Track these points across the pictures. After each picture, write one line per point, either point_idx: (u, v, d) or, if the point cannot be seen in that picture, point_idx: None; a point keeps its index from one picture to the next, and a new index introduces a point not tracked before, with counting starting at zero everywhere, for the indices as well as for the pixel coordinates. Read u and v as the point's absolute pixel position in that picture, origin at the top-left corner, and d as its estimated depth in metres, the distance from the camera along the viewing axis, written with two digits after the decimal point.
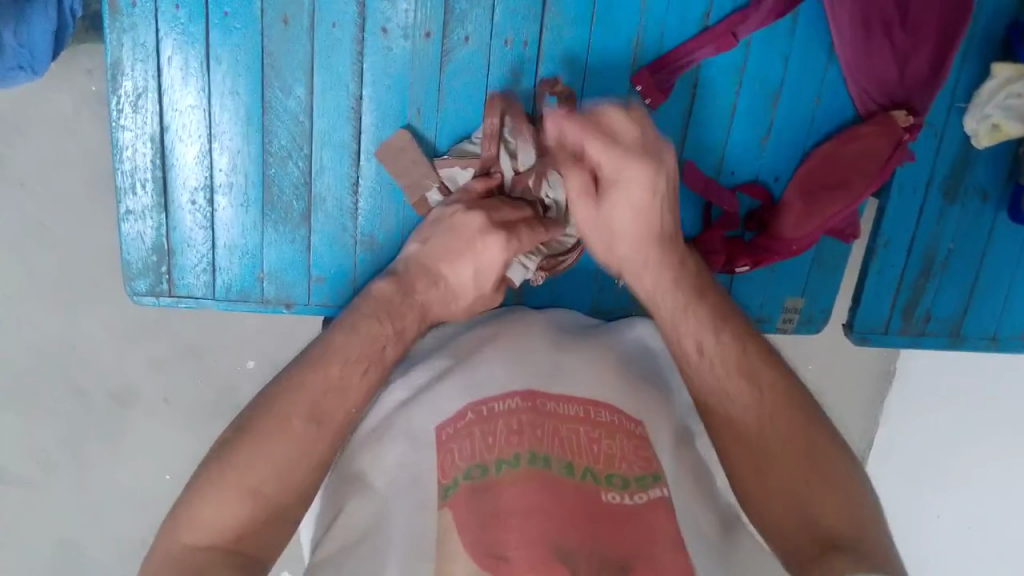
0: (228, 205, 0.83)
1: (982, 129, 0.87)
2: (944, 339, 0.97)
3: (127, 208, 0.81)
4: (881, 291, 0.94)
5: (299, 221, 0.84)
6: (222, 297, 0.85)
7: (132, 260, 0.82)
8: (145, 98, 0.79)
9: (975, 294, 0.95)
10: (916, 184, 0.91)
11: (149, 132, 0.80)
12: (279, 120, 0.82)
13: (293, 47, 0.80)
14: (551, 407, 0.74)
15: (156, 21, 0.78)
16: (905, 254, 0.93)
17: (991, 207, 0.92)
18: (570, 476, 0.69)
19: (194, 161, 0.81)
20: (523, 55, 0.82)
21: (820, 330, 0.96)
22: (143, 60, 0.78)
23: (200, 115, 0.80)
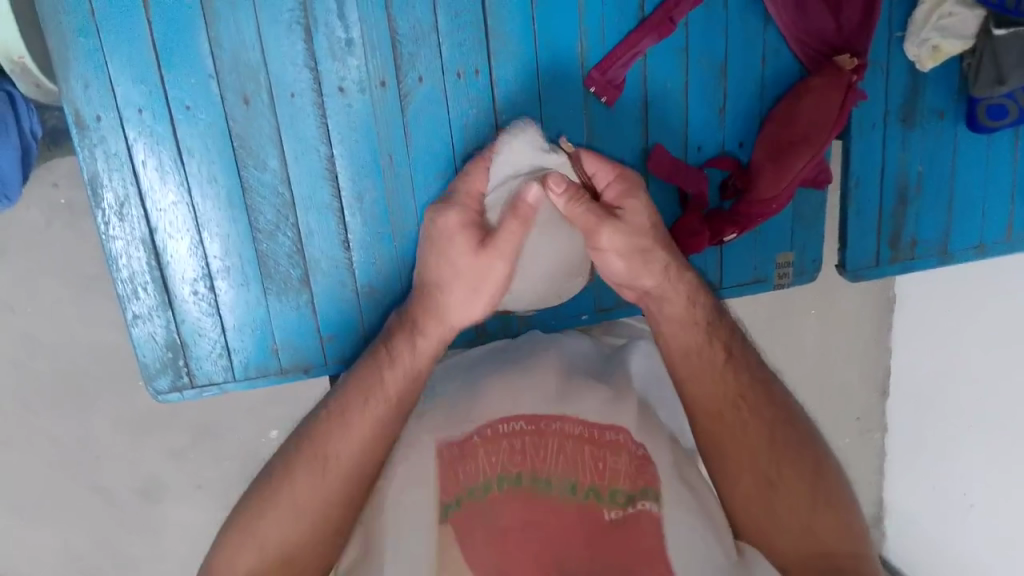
0: (229, 287, 0.86)
1: (923, 53, 0.90)
2: (934, 259, 1.00)
3: (134, 312, 0.85)
4: (864, 229, 0.97)
5: (300, 287, 0.87)
6: (241, 376, 0.88)
7: (149, 360, 0.86)
8: (129, 205, 0.82)
9: (953, 208, 0.98)
10: (873, 120, 0.94)
11: (139, 237, 0.83)
12: (261, 198, 0.84)
13: (259, 124, 0.82)
14: (556, 426, 0.81)
15: (123, 129, 0.79)
16: (879, 189, 0.96)
17: (950, 124, 0.96)
18: (574, 495, 0.76)
19: (188, 254, 0.84)
20: (478, 84, 0.85)
21: (813, 279, 0.99)
22: (119, 169, 0.80)
23: (184, 209, 0.83)
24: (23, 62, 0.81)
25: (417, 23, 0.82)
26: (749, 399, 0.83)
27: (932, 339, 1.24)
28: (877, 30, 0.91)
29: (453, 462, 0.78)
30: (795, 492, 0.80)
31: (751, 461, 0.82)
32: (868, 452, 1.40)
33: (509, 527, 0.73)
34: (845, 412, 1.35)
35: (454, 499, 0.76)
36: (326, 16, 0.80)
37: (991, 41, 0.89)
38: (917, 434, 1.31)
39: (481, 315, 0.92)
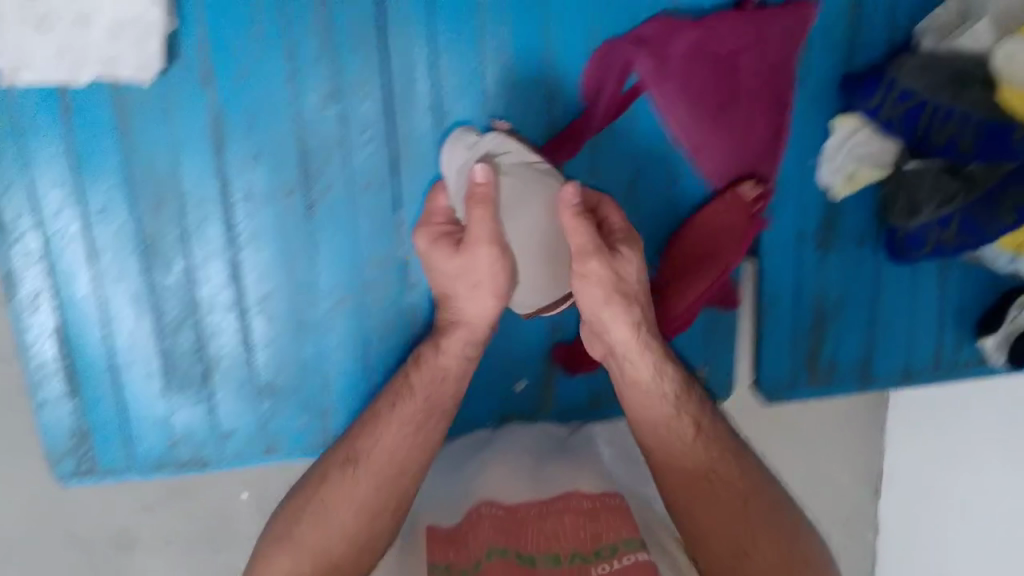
0: (149, 379, 0.97)
1: (838, 179, 1.01)
2: (852, 381, 1.09)
3: (42, 399, 0.96)
4: (780, 349, 1.07)
5: (201, 385, 0.98)
6: (144, 463, 0.99)
7: (52, 446, 0.97)
8: (48, 301, 0.94)
9: (874, 331, 1.08)
10: (788, 243, 1.04)
11: (53, 329, 0.94)
12: (169, 302, 0.95)
13: (161, 237, 0.93)
14: (527, 509, 0.92)
15: (41, 233, 0.92)
16: (795, 311, 1.06)
17: (869, 252, 1.06)
18: (558, 565, 0.86)
19: (98, 348, 0.96)
20: (418, 195, 0.96)
21: (729, 393, 1.08)
22: (38, 269, 0.93)
23: (95, 307, 0.95)
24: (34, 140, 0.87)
25: (336, 172, 0.95)
26: (723, 467, 0.91)
27: (905, 438, 1.22)
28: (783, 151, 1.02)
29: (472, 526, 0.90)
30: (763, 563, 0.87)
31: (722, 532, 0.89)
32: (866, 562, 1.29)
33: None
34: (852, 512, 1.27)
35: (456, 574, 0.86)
36: (235, 133, 0.92)
37: (902, 178, 0.98)
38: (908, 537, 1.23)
39: None
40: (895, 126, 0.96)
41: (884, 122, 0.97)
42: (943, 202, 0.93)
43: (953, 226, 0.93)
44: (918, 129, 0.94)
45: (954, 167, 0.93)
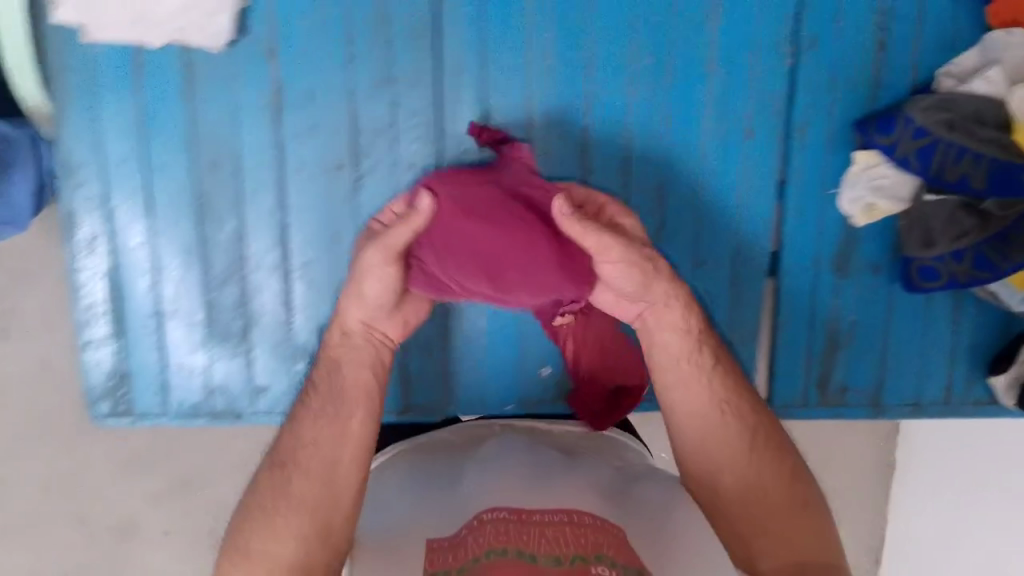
0: (178, 328, 0.97)
1: (857, 207, 0.98)
2: (866, 408, 1.02)
3: (88, 342, 0.98)
4: (796, 357, 1.01)
5: (237, 339, 0.98)
6: (173, 413, 0.99)
7: (92, 385, 0.98)
8: (98, 242, 0.95)
9: (888, 364, 1.01)
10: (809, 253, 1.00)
11: (113, 278, 0.96)
12: (171, 277, 0.96)
13: (221, 186, 0.94)
14: (538, 517, 0.79)
15: (107, 187, 0.94)
16: (807, 326, 1.00)
17: (885, 281, 1.00)
18: (560, 564, 0.72)
19: (153, 293, 0.97)
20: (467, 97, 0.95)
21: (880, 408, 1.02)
22: (97, 219, 0.94)
23: (144, 250, 0.96)
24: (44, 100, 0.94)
25: (225, 258, 0.96)
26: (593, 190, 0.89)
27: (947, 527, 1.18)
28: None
29: (433, 551, 0.76)
30: (805, 519, 0.82)
31: (788, 546, 0.81)
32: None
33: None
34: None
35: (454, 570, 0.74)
36: (151, 290, 0.96)
37: (922, 207, 0.96)
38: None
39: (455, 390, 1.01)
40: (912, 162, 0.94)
41: (898, 159, 0.95)
42: (956, 238, 0.93)
43: (967, 260, 0.93)
44: (933, 167, 0.93)
45: (968, 203, 0.94)
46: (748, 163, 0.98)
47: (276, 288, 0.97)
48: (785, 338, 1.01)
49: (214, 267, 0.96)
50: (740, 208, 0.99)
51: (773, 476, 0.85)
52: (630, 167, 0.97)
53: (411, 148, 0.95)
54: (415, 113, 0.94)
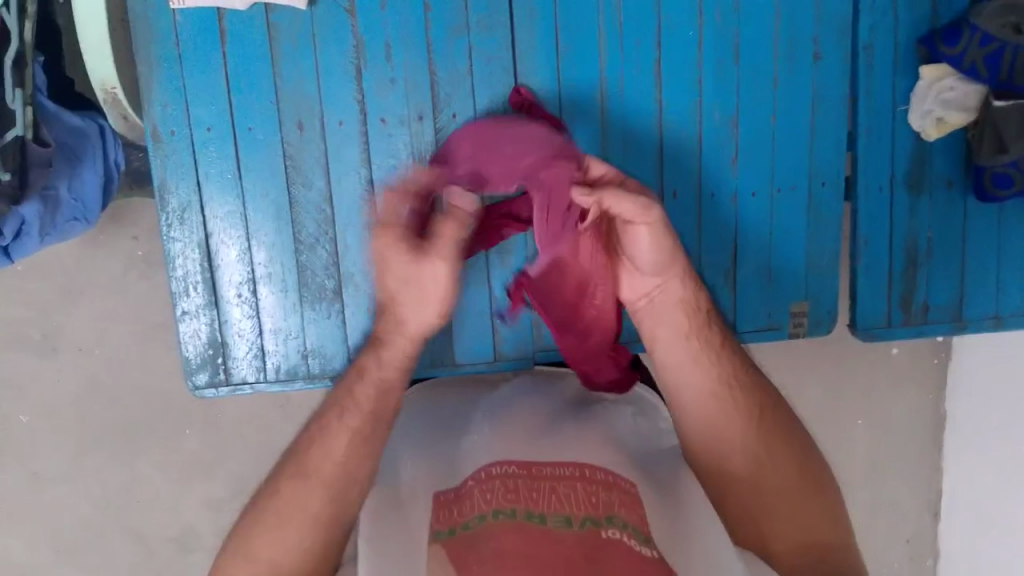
0: (269, 293, 0.93)
1: (928, 123, 0.97)
2: (948, 324, 1.03)
3: (183, 309, 0.93)
4: (875, 287, 1.01)
5: (332, 297, 0.94)
6: (272, 378, 0.94)
7: (191, 357, 0.94)
8: (190, 212, 0.92)
9: (966, 279, 1.02)
10: (880, 182, 0.99)
11: (196, 240, 0.92)
12: (306, 213, 0.93)
13: (308, 148, 0.92)
14: (548, 471, 0.80)
15: (193, 150, 0.91)
16: (887, 248, 1.00)
17: (958, 195, 1.00)
18: (570, 526, 0.72)
19: (236, 260, 0.93)
20: (503, 59, 0.93)
21: (955, 322, 1.03)
22: (185, 179, 0.91)
23: (236, 218, 0.92)
24: (114, 92, 0.99)
25: (313, 218, 0.93)
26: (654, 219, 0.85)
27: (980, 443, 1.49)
28: (746, 252, 1.00)
29: (440, 507, 0.78)
30: (819, 499, 0.83)
31: (801, 523, 0.82)
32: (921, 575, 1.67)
33: (506, 551, 0.70)
34: (894, 534, 1.64)
35: (447, 528, 0.75)
36: (236, 251, 0.93)
37: (990, 112, 0.95)
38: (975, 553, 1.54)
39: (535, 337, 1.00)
40: (978, 69, 0.94)
41: (967, 69, 0.94)
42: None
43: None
44: (1003, 72, 0.94)
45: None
46: (819, 92, 0.97)
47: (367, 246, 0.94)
48: (865, 264, 1.01)
49: (306, 241, 0.93)
50: (812, 139, 0.98)
51: (789, 467, 0.84)
52: (699, 109, 0.96)
53: (490, 99, 0.94)
54: (496, 63, 0.93)
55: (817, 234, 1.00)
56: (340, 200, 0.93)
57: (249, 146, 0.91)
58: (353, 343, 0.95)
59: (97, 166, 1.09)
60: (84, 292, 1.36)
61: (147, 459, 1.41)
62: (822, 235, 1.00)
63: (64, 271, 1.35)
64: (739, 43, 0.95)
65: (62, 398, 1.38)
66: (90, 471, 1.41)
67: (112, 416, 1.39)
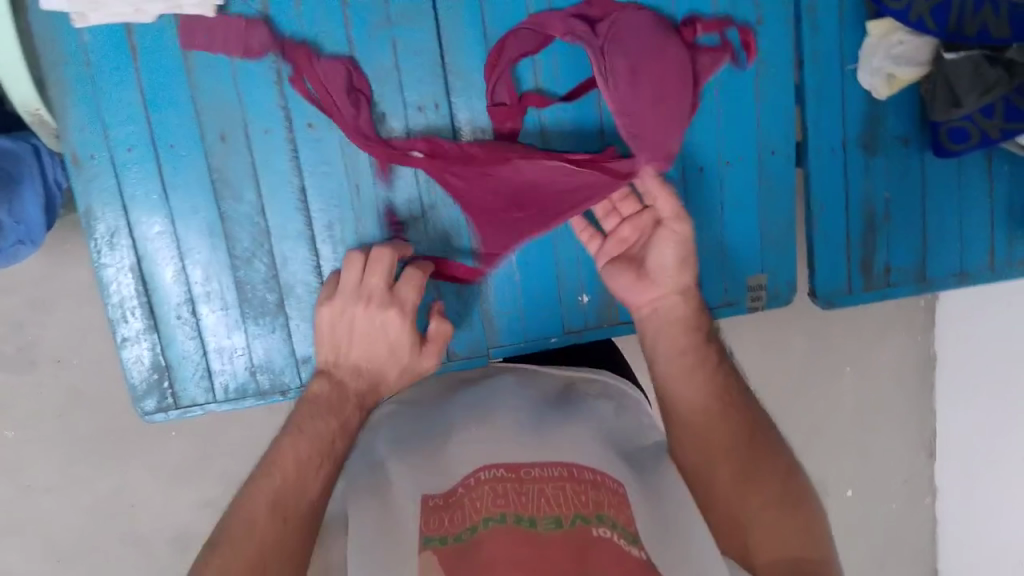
0: (210, 312, 0.92)
1: (878, 81, 0.92)
2: (911, 285, 1.00)
3: (123, 335, 0.92)
4: (834, 254, 0.98)
5: (276, 310, 0.92)
6: (222, 398, 0.94)
7: (137, 382, 0.93)
8: (119, 235, 0.89)
9: (927, 238, 0.99)
10: (832, 145, 0.96)
11: (128, 264, 0.90)
12: (238, 227, 0.90)
13: (235, 159, 0.89)
14: (534, 472, 0.76)
15: (115, 170, 0.88)
16: (844, 213, 0.97)
17: (915, 151, 0.97)
18: (560, 526, 0.70)
19: (173, 280, 0.91)
20: (430, 51, 0.89)
21: (919, 282, 1.00)
22: (110, 203, 0.88)
23: (168, 238, 0.90)
24: (40, 113, 0.90)
25: (248, 230, 0.90)
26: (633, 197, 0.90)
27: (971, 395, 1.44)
28: (697, 227, 0.96)
29: (429, 511, 0.75)
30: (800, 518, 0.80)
31: (783, 539, 0.79)
32: (919, 518, 1.49)
33: (495, 561, 0.68)
34: (890, 477, 1.47)
35: (439, 535, 0.72)
36: (172, 271, 0.91)
37: (941, 65, 0.90)
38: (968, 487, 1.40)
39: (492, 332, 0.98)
40: (926, 23, 0.90)
41: (915, 23, 0.89)
42: (985, 92, 0.89)
43: (997, 116, 0.90)
44: (952, 23, 0.89)
45: (989, 54, 0.89)
46: (763, 56, 0.93)
47: (305, 256, 0.92)
48: (823, 230, 0.98)
49: (242, 256, 0.91)
50: (759, 108, 0.94)
51: (772, 475, 0.83)
52: None
53: (420, 94, 0.90)
54: (422, 56, 0.89)
55: (769, 205, 0.97)
56: (273, 210, 0.90)
57: (173, 163, 0.88)
58: (301, 353, 0.94)
59: (36, 185, 1.00)
60: (55, 305, 1.19)
61: (137, 463, 1.26)
62: (774, 205, 0.97)
63: (34, 284, 1.18)
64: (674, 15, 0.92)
65: (42, 411, 1.22)
66: (79, 479, 1.25)
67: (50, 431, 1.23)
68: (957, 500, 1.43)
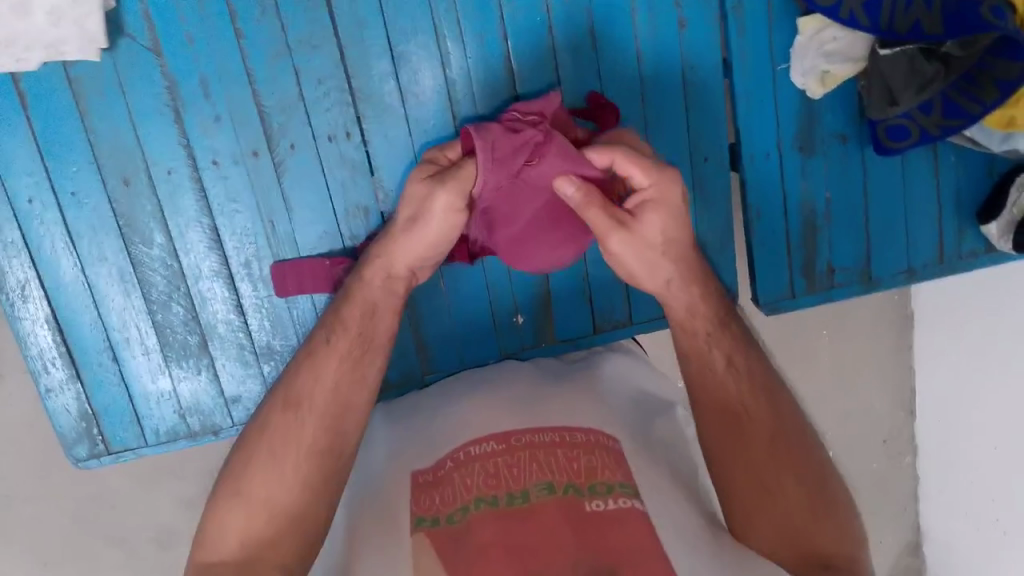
0: (132, 359, 0.90)
1: (811, 79, 0.88)
2: (857, 284, 0.97)
3: (46, 387, 0.89)
4: (775, 258, 0.95)
5: (199, 352, 0.90)
6: (154, 441, 0.92)
7: (65, 431, 0.91)
8: (30, 288, 0.86)
9: (871, 236, 0.95)
10: (767, 147, 0.92)
11: (42, 316, 0.87)
12: (151, 270, 0.87)
13: (140, 202, 0.85)
14: (525, 440, 0.79)
15: (17, 220, 0.84)
16: (784, 216, 0.94)
17: (855, 147, 0.93)
18: (552, 494, 0.73)
19: (91, 328, 0.88)
20: (335, 77, 0.85)
21: (865, 282, 0.97)
22: (17, 255, 0.85)
23: (82, 286, 0.87)
24: None
25: (163, 273, 0.88)
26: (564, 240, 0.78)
27: None
28: None
29: (419, 491, 0.77)
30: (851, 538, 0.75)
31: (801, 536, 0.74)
32: (897, 475, 1.46)
33: (488, 543, 0.69)
34: (866, 438, 1.43)
35: (430, 515, 0.74)
36: (88, 319, 0.88)
37: (877, 62, 0.86)
38: (945, 443, 1.36)
39: (429, 355, 0.95)
40: (858, 19, 0.85)
41: (847, 20, 0.85)
42: (922, 88, 0.85)
43: (936, 110, 0.86)
44: (884, 21, 0.84)
45: (927, 47, 0.85)
46: (688, 61, 0.88)
47: (224, 295, 0.89)
48: (763, 234, 0.94)
49: (160, 299, 0.88)
50: (689, 115, 0.90)
51: (783, 462, 0.77)
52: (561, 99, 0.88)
53: (328, 122, 0.86)
54: (327, 81, 0.85)
55: (707, 211, 0.93)
56: (186, 251, 0.87)
57: (77, 209, 0.85)
58: (230, 392, 0.92)
59: None
60: None
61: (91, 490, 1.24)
62: (712, 211, 0.93)
63: None
64: (592, 21, 0.86)
65: None
66: None
67: (1, 472, 1.15)
68: (937, 456, 1.39)
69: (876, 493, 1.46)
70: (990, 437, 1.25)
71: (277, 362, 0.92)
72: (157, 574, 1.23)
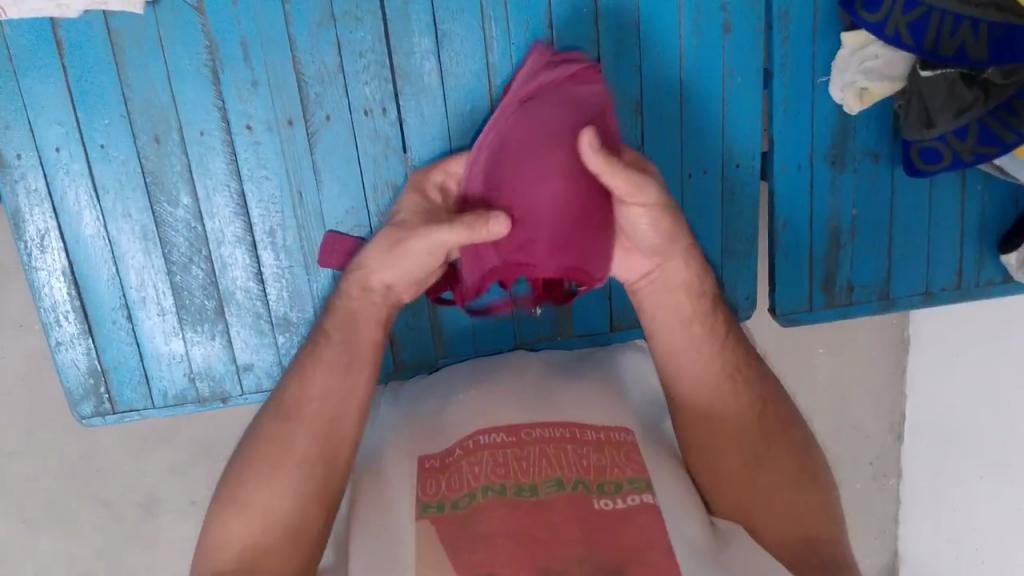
0: (147, 319, 0.89)
1: (849, 95, 0.88)
2: (874, 303, 0.97)
3: (57, 340, 0.88)
4: (796, 270, 0.95)
5: (214, 317, 0.89)
6: (161, 404, 0.91)
7: (72, 386, 0.90)
8: (49, 238, 0.85)
9: (893, 256, 0.96)
10: (798, 160, 0.92)
11: (59, 269, 0.86)
12: (173, 231, 0.86)
13: (169, 162, 0.84)
14: (536, 434, 0.79)
15: (43, 169, 0.83)
16: (808, 229, 0.94)
17: (885, 166, 0.93)
18: (561, 490, 0.73)
19: (108, 284, 0.87)
20: (377, 53, 0.84)
21: (882, 301, 0.97)
22: (39, 204, 0.84)
23: (102, 241, 0.86)
24: None
25: (185, 234, 0.87)
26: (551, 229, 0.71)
27: None
28: None
29: (425, 475, 0.76)
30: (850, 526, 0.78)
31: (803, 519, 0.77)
32: (884, 498, 1.46)
33: (496, 531, 0.69)
34: (858, 458, 1.43)
35: (436, 502, 0.74)
36: (106, 275, 0.87)
37: (918, 82, 0.87)
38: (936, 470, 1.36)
39: (444, 339, 0.95)
40: (902, 37, 0.84)
41: (890, 38, 0.84)
42: (959, 112, 0.84)
43: (971, 137, 0.86)
44: (928, 43, 0.83)
45: (967, 72, 0.83)
46: (730, 66, 0.88)
47: (245, 261, 0.88)
48: (786, 245, 0.94)
49: (180, 261, 0.87)
50: (724, 120, 0.90)
51: (778, 452, 0.79)
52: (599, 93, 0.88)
53: (366, 97, 0.85)
54: (368, 56, 0.84)
55: (733, 218, 0.93)
56: (211, 214, 0.86)
57: (105, 163, 0.84)
58: (242, 360, 0.91)
59: None
60: None
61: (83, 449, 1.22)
62: (738, 218, 0.93)
63: None
64: (639, 18, 0.86)
65: None
66: None
67: None
68: (926, 481, 1.40)
69: (861, 513, 1.46)
70: (981, 466, 1.25)
71: (292, 334, 0.91)
72: (141, 537, 1.22)
